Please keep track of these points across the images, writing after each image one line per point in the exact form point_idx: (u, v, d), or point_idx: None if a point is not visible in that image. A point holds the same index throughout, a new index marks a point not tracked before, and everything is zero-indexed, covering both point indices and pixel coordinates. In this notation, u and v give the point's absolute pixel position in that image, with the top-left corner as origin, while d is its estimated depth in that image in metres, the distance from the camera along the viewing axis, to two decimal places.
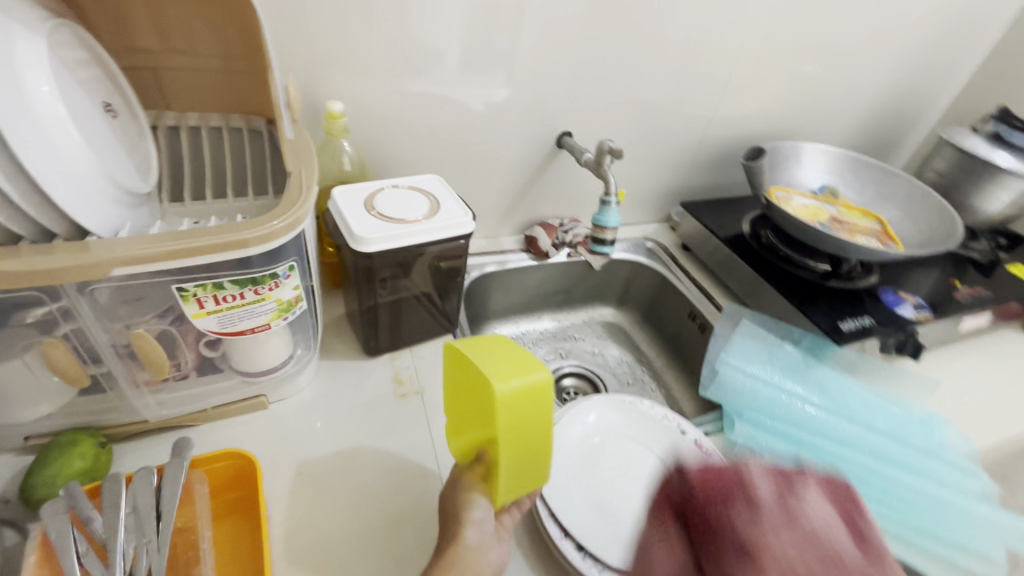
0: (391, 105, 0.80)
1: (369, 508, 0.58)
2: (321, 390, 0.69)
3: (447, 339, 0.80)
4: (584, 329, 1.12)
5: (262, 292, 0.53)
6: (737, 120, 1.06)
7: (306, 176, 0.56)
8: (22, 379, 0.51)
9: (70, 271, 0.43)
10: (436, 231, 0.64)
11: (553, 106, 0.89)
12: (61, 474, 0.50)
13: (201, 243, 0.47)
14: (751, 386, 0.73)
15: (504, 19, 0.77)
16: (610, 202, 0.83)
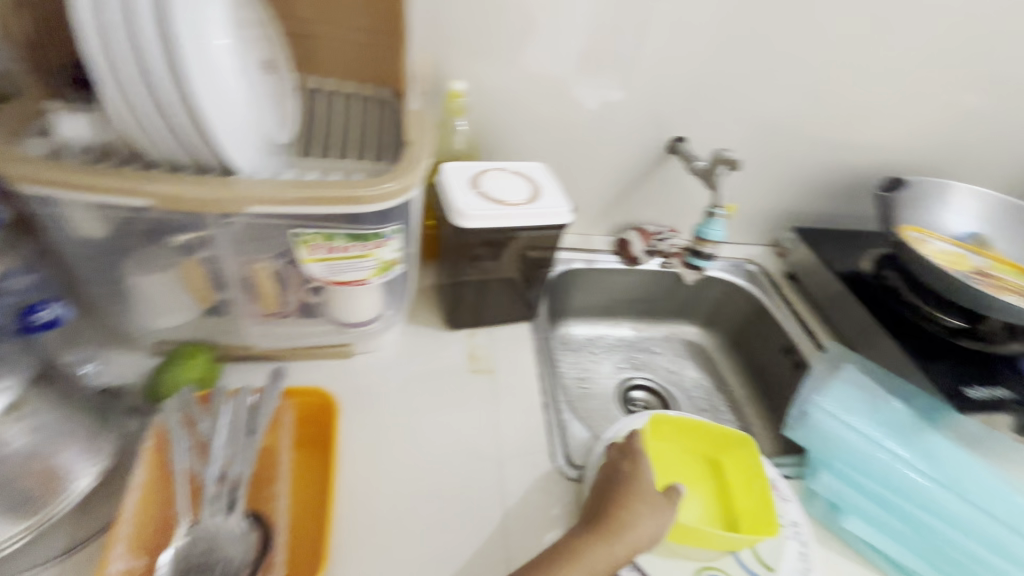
0: (509, 92, 0.81)
1: (427, 472, 0.60)
2: (401, 352, 0.73)
3: (525, 327, 0.81)
4: (664, 344, 1.08)
5: (366, 249, 0.57)
6: (875, 148, 0.96)
7: (423, 146, 0.59)
8: (164, 290, 0.60)
9: (215, 202, 0.50)
10: (533, 217, 0.65)
11: (670, 110, 0.86)
12: (173, 380, 0.57)
13: (319, 198, 0.52)
14: (848, 439, 0.64)
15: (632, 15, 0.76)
16: (716, 215, 0.79)
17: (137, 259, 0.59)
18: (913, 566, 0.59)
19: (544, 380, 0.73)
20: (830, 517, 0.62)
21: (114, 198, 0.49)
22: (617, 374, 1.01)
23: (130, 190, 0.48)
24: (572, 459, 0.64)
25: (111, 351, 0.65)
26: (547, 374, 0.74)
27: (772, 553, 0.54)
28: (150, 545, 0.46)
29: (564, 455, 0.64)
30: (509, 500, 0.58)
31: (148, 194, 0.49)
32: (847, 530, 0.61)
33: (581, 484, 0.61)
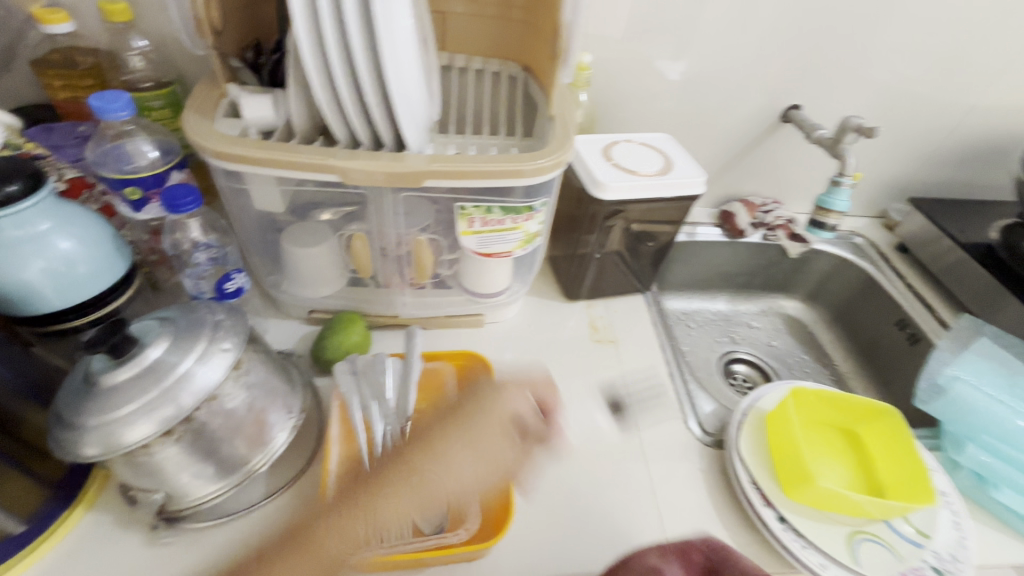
0: (625, 63, 0.81)
1: (568, 435, 0.62)
2: (527, 322, 0.75)
3: (639, 299, 0.82)
4: (761, 318, 1.06)
5: (518, 222, 0.59)
6: (1006, 112, 0.91)
7: (568, 118, 0.60)
8: (323, 261, 0.64)
9: (393, 174, 0.52)
10: (670, 188, 0.65)
11: (786, 77, 0.85)
12: (343, 342, 0.62)
13: (486, 171, 0.54)
14: (994, 411, 0.63)
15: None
16: (842, 184, 0.77)
17: (297, 232, 0.63)
18: None
19: (666, 350, 0.74)
20: (978, 489, 0.60)
21: (302, 173, 0.52)
22: (715, 347, 1.00)
23: (317, 164, 0.52)
24: (705, 425, 0.66)
25: (269, 318, 0.69)
26: (668, 345, 0.75)
27: (926, 520, 0.54)
28: (349, 490, 0.50)
29: (697, 422, 0.65)
30: (652, 461, 0.61)
31: (332, 168, 0.52)
32: (998, 504, 0.59)
33: (719, 449, 0.62)
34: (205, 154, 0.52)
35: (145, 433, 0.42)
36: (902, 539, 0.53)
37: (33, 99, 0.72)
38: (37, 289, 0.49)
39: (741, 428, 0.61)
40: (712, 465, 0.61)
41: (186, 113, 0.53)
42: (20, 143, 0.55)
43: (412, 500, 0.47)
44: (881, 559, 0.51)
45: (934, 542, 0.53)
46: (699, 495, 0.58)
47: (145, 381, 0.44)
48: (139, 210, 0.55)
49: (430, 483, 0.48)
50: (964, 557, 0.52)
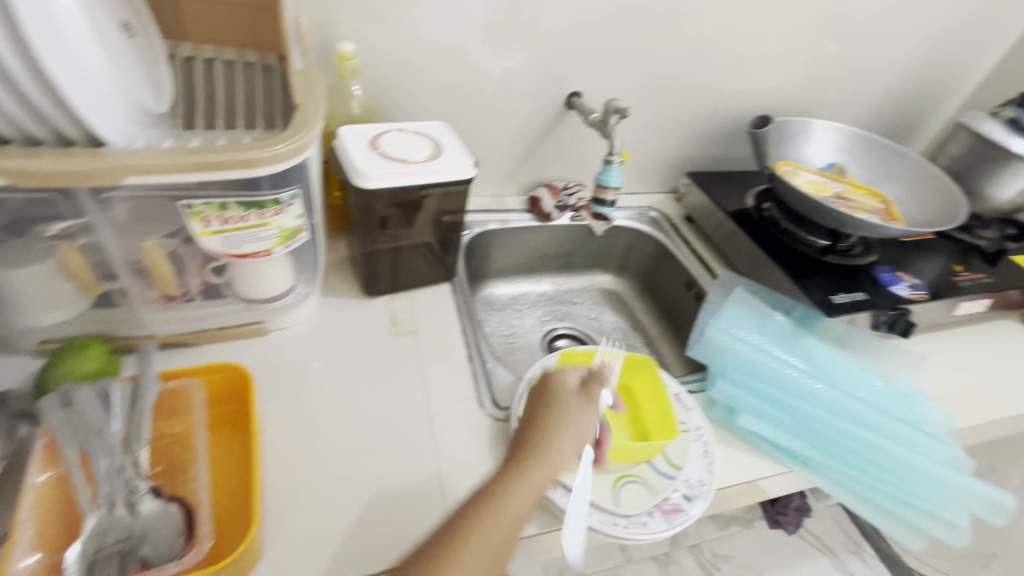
0: (406, 52, 0.81)
1: (356, 434, 0.61)
2: (322, 324, 0.72)
3: (444, 287, 0.82)
4: (582, 294, 1.13)
5: (265, 217, 0.56)
6: (750, 94, 1.06)
7: (312, 109, 0.57)
8: (39, 284, 0.55)
9: (83, 174, 0.46)
10: (438, 174, 0.66)
11: (562, 66, 0.90)
12: (70, 373, 0.54)
13: (203, 163, 0.49)
14: (737, 348, 0.72)
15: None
16: (613, 162, 0.84)
17: None
18: (798, 450, 0.66)
19: (467, 334, 0.75)
20: (728, 419, 0.69)
21: None
22: (540, 327, 1.05)
23: None
24: (498, 402, 0.68)
25: None
26: (469, 329, 0.76)
27: (679, 454, 0.60)
28: (60, 540, 0.43)
29: (491, 400, 0.67)
30: (441, 447, 0.61)
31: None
32: (742, 428, 0.68)
33: (508, 422, 0.65)
34: None
35: None
36: (657, 474, 0.58)
37: None
38: None
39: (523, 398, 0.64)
40: (501, 439, 0.63)
41: None
42: None
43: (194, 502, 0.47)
44: (638, 496, 0.56)
45: (684, 472, 0.59)
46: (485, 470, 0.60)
47: None
48: None
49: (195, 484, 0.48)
50: (709, 481, 0.59)
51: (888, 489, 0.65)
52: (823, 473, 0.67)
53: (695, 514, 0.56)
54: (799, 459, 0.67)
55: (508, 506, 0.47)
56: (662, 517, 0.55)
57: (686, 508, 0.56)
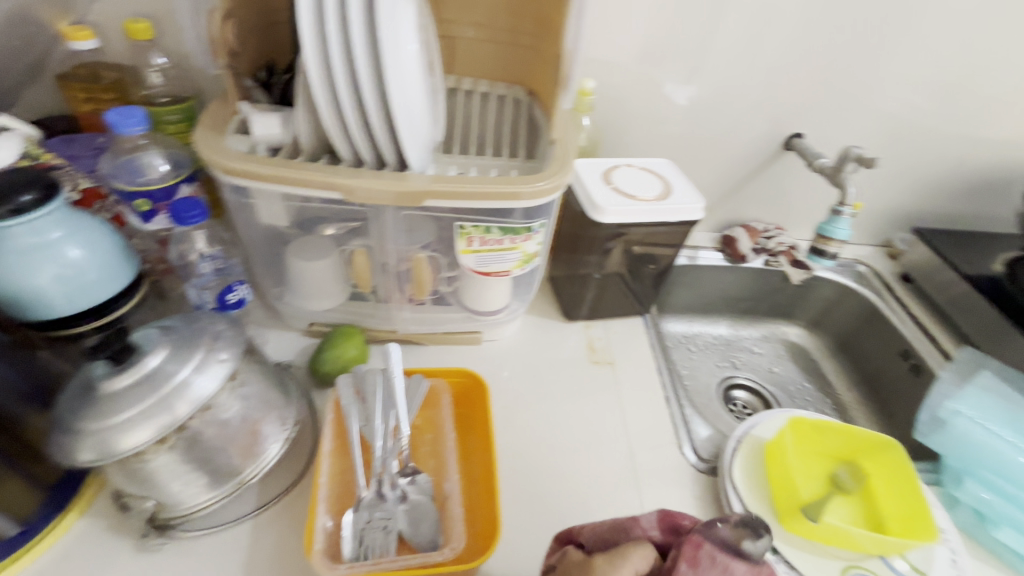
0: (633, 86, 0.83)
1: (559, 458, 0.62)
2: (526, 342, 0.76)
3: (638, 320, 0.82)
4: (763, 344, 1.05)
5: (516, 242, 0.60)
6: (1008, 147, 0.92)
7: (568, 145, 0.61)
8: (323, 275, 0.65)
9: (393, 194, 0.54)
10: (669, 214, 0.66)
11: (789, 106, 0.86)
12: (340, 357, 0.62)
13: (482, 193, 0.55)
14: (994, 446, 0.62)
15: (762, 7, 0.76)
16: (843, 214, 0.77)
17: (299, 245, 0.65)
18: None
19: (663, 373, 0.74)
20: (978, 527, 0.59)
21: (304, 190, 0.54)
22: (716, 372, 0.99)
23: (320, 183, 0.53)
24: (700, 451, 0.65)
25: (270, 330, 0.70)
26: (665, 368, 0.75)
27: (923, 558, 0.53)
28: (338, 505, 0.51)
29: (692, 449, 0.65)
30: (645, 488, 0.60)
31: (334, 186, 0.53)
32: (997, 541, 0.58)
33: (713, 476, 0.62)
34: (214, 169, 0.53)
35: (142, 438, 0.43)
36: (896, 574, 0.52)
37: (54, 110, 0.74)
38: (47, 296, 0.50)
39: (736, 454, 0.61)
40: (706, 492, 0.60)
41: (199, 129, 0.55)
42: (38, 154, 0.57)
43: None
44: None
45: None
46: None
47: (144, 388, 0.45)
48: (148, 220, 0.57)
49: None
50: None
51: None
52: None
53: None
54: None
55: None
56: None
57: None
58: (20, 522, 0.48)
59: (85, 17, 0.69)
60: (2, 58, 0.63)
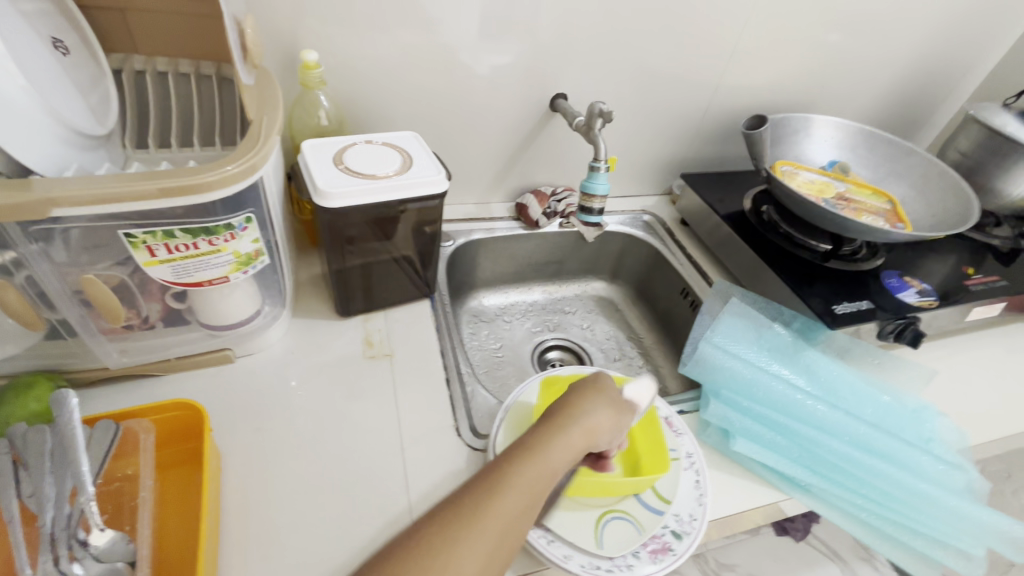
0: (377, 56, 0.76)
1: (320, 471, 0.57)
2: (292, 348, 0.68)
3: (424, 303, 0.78)
4: (575, 302, 1.09)
5: (217, 243, 0.52)
6: (747, 90, 1.01)
7: (267, 124, 0.54)
8: None
9: (11, 209, 0.43)
10: (407, 189, 0.62)
11: (546, 68, 0.86)
12: (15, 414, 0.50)
13: (146, 191, 0.46)
14: (733, 367, 0.68)
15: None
16: (598, 169, 0.79)
17: None
18: (796, 476, 0.62)
19: (446, 355, 0.71)
20: (723, 443, 0.65)
21: None
22: (530, 338, 1.01)
23: None
24: (477, 429, 0.64)
25: None
26: (448, 349, 0.72)
27: (668, 486, 0.56)
28: None
29: (469, 428, 0.63)
30: (415, 485, 0.57)
31: None
32: (737, 452, 0.64)
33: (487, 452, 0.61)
34: None
35: None
36: (644, 509, 0.55)
37: None
38: None
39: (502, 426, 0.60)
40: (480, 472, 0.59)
41: None
42: None
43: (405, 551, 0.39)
44: (625, 535, 0.53)
45: (675, 506, 0.56)
46: None
47: None
48: None
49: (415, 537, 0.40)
50: (700, 515, 0.55)
51: (894, 517, 0.61)
52: (822, 498, 0.62)
53: (684, 554, 0.52)
54: (798, 485, 0.63)
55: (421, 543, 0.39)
56: (648, 557, 0.52)
57: (675, 547, 0.53)
58: None
59: None
60: None
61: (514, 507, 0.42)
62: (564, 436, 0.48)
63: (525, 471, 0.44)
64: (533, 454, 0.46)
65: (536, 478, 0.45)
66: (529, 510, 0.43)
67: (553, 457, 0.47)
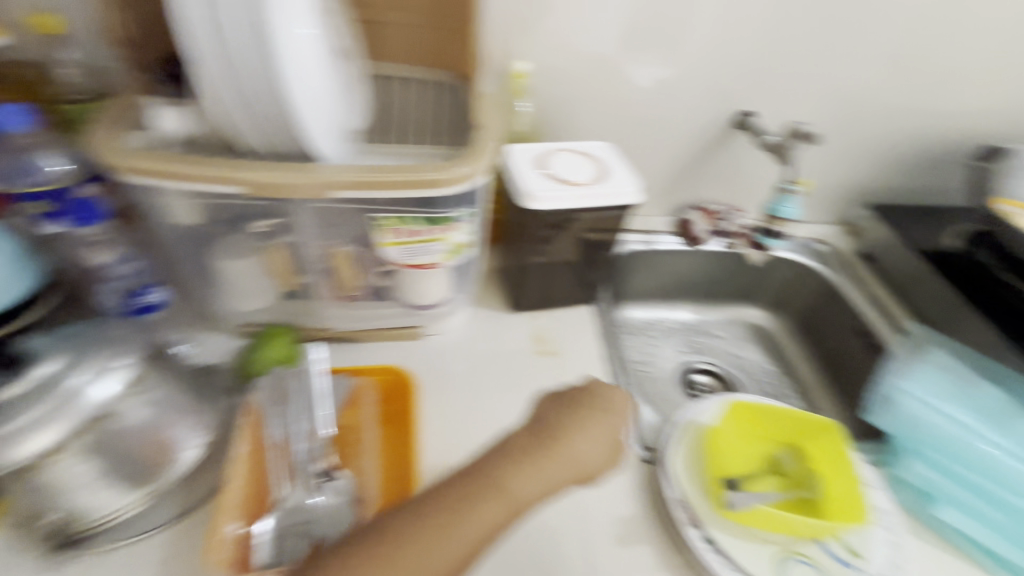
0: (574, 67, 0.80)
1: (496, 451, 0.60)
2: (470, 334, 0.74)
3: (588, 308, 0.80)
4: (727, 327, 1.04)
5: (438, 232, 0.58)
6: (966, 118, 0.90)
7: (489, 133, 0.58)
8: (247, 274, 0.63)
9: (300, 186, 0.51)
10: (605, 198, 0.63)
11: (739, 84, 0.83)
12: (266, 357, 0.60)
13: (399, 181, 0.52)
14: (937, 424, 0.62)
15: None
16: (793, 192, 0.78)
17: (219, 247, 0.61)
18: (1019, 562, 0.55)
19: (611, 363, 0.72)
20: (920, 505, 0.58)
21: (203, 185, 0.51)
22: (677, 358, 0.98)
23: (215, 176, 0.50)
24: (643, 440, 0.64)
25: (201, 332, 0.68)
26: (614, 357, 0.73)
27: (860, 540, 0.52)
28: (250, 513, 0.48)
29: (636, 437, 0.63)
30: (583, 483, 0.58)
31: (233, 180, 0.50)
32: (939, 519, 0.57)
33: (655, 465, 0.60)
34: (110, 169, 0.50)
35: (40, 444, 0.42)
36: (831, 558, 0.51)
37: None
38: None
39: (674, 441, 0.59)
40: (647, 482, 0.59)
41: (97, 128, 0.51)
42: None
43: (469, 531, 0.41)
44: None
45: (870, 563, 0.51)
46: (628, 512, 0.56)
47: (35, 397, 0.43)
48: (53, 221, 0.53)
49: (506, 479, 0.45)
50: None
51: None
52: None
53: None
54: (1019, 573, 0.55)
55: (475, 511, 0.42)
56: None
57: None
58: None
59: None
60: None
61: (429, 562, 0.39)
62: (547, 464, 0.47)
63: (483, 503, 0.43)
64: (554, 442, 0.49)
65: (498, 512, 0.43)
66: (492, 530, 0.42)
67: (547, 469, 0.47)
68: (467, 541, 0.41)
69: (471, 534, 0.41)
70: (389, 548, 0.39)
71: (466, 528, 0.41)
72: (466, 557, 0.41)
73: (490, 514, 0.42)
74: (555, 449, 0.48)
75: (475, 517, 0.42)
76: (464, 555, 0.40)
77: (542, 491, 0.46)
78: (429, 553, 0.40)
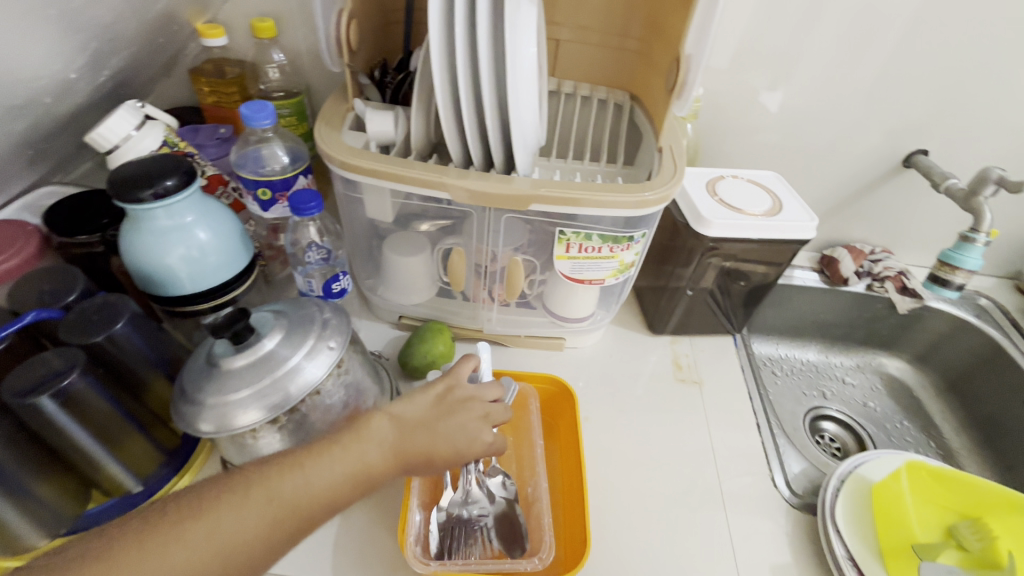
0: (738, 93, 0.79)
1: (642, 475, 0.60)
2: (608, 351, 0.74)
3: (727, 339, 0.78)
4: (856, 374, 0.96)
5: (615, 251, 0.59)
6: None
7: (676, 152, 0.59)
8: (418, 271, 0.66)
9: (502, 197, 0.54)
10: (778, 231, 0.64)
11: (915, 121, 0.79)
12: (430, 352, 0.64)
13: (595, 200, 0.53)
14: None
15: (882, 9, 0.69)
16: (976, 241, 0.71)
17: (397, 241, 0.66)
18: None
19: (755, 400, 0.70)
20: None
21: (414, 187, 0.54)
22: (802, 401, 0.90)
23: (429, 180, 0.53)
24: (794, 486, 0.61)
25: (363, 320, 0.73)
26: (757, 394, 0.70)
27: None
28: (427, 499, 0.53)
29: (787, 482, 0.61)
30: (734, 521, 0.57)
31: (444, 186, 0.53)
32: None
33: (809, 514, 0.58)
34: (331, 163, 0.55)
35: (252, 418, 0.46)
36: None
37: (185, 101, 0.81)
38: (176, 273, 0.55)
39: (838, 494, 0.57)
40: (801, 531, 0.57)
41: (319, 126, 0.57)
42: (176, 141, 0.63)
43: (343, 468, 0.40)
44: None
45: None
46: (783, 560, 0.54)
47: (257, 370, 0.47)
48: (266, 209, 0.61)
49: (418, 433, 0.44)
50: None
51: None
52: None
53: None
54: None
55: (368, 451, 0.42)
56: None
57: None
58: (141, 481, 0.52)
59: (216, 15, 0.74)
60: (148, 54, 0.68)
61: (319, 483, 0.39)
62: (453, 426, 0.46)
63: (379, 435, 0.43)
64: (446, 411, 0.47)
65: (395, 455, 0.43)
66: (356, 481, 0.41)
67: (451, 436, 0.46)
68: (341, 474, 0.40)
69: (367, 459, 0.41)
70: (274, 474, 0.39)
71: (346, 458, 0.41)
72: (300, 518, 0.38)
73: (377, 457, 0.42)
74: (429, 426, 0.45)
75: (364, 454, 0.42)
76: (343, 484, 0.40)
77: (445, 451, 0.45)
78: (313, 476, 0.39)
